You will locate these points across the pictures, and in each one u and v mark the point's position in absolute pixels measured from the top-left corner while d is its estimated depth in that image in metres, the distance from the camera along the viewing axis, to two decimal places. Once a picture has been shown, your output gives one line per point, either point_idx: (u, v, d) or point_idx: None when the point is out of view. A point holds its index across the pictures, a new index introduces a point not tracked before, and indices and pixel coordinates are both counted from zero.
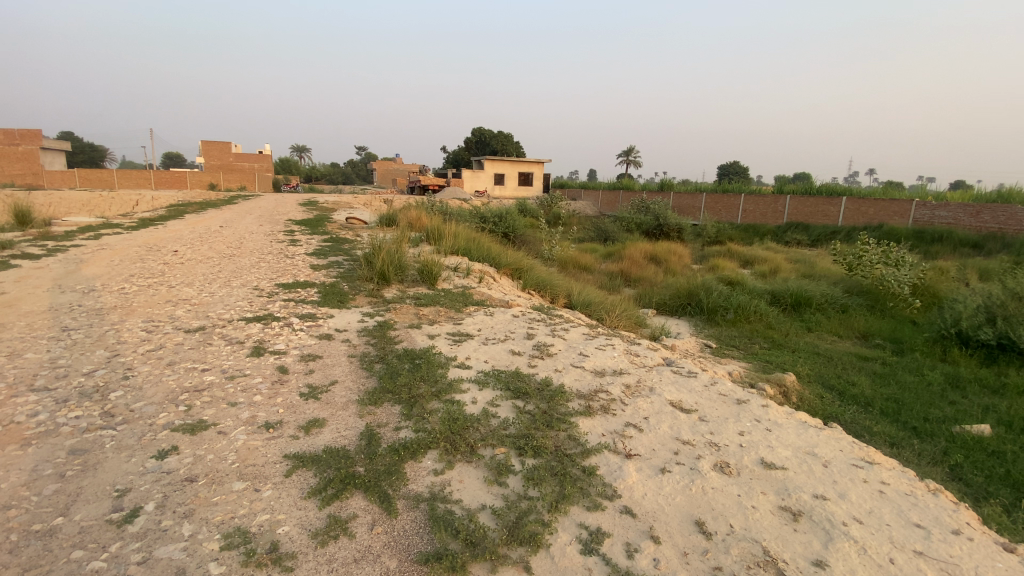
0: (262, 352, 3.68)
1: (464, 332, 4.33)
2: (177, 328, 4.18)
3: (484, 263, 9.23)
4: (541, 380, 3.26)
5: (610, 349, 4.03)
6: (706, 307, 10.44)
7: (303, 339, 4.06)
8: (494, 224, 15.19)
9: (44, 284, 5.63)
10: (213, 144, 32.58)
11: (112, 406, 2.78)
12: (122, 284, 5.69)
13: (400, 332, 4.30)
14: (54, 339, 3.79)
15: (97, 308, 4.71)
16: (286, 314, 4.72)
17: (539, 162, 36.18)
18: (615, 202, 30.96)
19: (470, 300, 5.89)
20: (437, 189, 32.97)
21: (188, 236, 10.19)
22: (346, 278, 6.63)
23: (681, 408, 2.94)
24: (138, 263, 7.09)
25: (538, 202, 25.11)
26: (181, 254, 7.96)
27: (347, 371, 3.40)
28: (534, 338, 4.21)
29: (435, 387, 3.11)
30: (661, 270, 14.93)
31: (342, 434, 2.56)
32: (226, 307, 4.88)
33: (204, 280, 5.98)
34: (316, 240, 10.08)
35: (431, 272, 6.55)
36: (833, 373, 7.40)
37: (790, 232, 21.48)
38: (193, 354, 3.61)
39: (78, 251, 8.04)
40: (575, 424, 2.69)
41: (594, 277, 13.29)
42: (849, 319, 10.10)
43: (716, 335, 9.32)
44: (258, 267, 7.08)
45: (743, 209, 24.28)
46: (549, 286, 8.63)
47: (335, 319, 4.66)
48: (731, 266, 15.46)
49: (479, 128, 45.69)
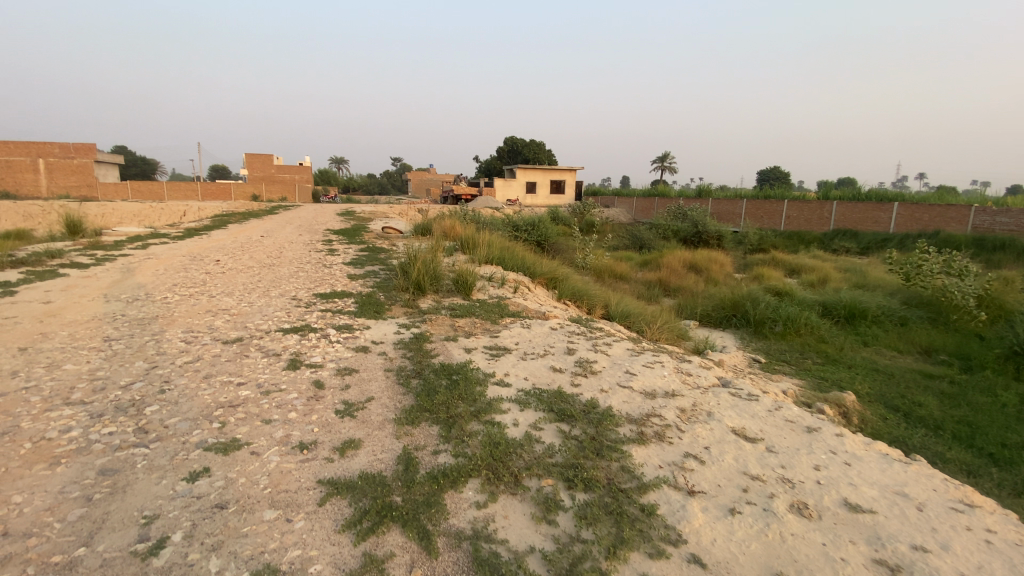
0: (298, 365, 3.59)
1: (502, 346, 4.14)
2: (215, 339, 4.16)
3: (519, 272, 9.05)
4: (586, 401, 3.04)
5: (659, 367, 3.76)
6: (753, 319, 9.96)
7: (339, 351, 3.96)
8: (528, 232, 15.02)
9: (92, 294, 5.79)
10: (257, 156, 33.91)
11: (147, 422, 2.72)
12: (165, 294, 5.79)
13: (437, 345, 4.15)
14: (96, 350, 3.82)
15: (140, 318, 4.76)
16: (323, 325, 4.65)
17: (572, 170, 35.93)
18: (650, 209, 30.33)
19: (507, 311, 5.70)
20: (470, 198, 33.15)
21: (231, 246, 10.44)
22: (382, 287, 6.57)
23: (745, 437, 2.66)
24: (182, 272, 7.24)
25: (571, 210, 24.86)
26: (223, 263, 8.12)
27: (383, 387, 3.26)
28: (576, 353, 3.98)
29: (474, 406, 2.93)
30: (701, 279, 14.42)
31: (378, 457, 2.40)
32: (264, 317, 4.86)
33: (243, 290, 6.03)
34: (352, 249, 10.17)
35: (466, 282, 6.40)
36: (896, 393, 6.80)
37: (838, 240, 20.47)
38: (229, 366, 3.56)
39: (126, 260, 8.32)
40: (628, 453, 2.46)
41: (631, 287, 12.93)
42: (910, 333, 9.40)
43: (764, 349, 8.86)
44: (296, 276, 7.12)
45: (786, 215, 23.31)
46: (586, 296, 8.37)
47: (371, 330, 4.56)
48: (777, 275, 14.78)
49: (512, 137, 45.96)
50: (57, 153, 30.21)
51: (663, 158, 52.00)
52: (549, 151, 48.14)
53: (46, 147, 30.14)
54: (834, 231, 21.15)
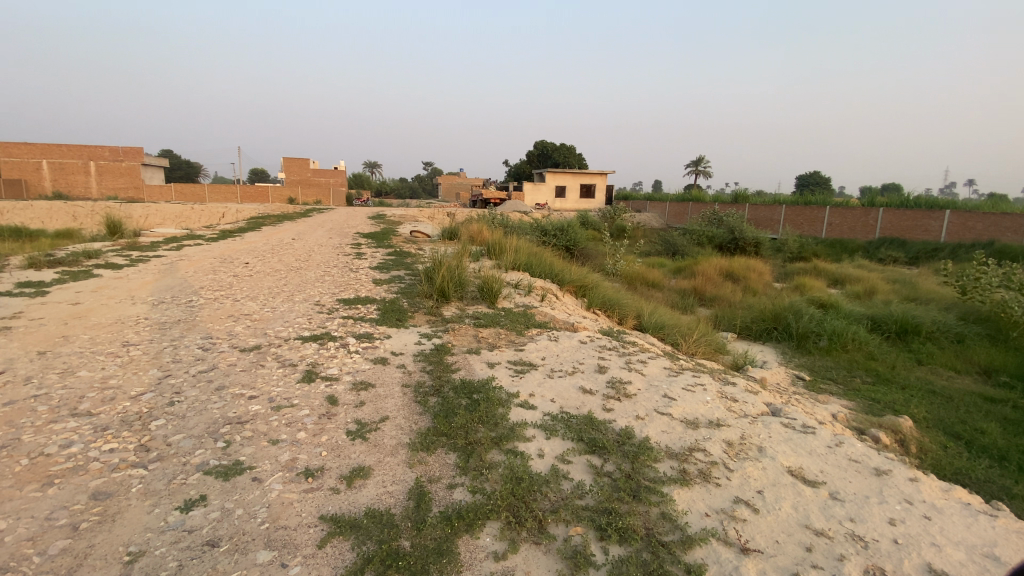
0: (312, 377, 3.41)
1: (527, 361, 3.87)
2: (232, 346, 4.04)
3: (547, 279, 8.77)
4: (620, 430, 2.76)
5: (700, 391, 3.44)
6: (795, 332, 9.43)
7: (357, 362, 3.77)
8: (557, 237, 14.72)
9: (120, 295, 5.81)
10: (293, 160, 34.73)
11: (150, 439, 2.57)
12: (190, 297, 5.77)
13: (458, 358, 3.92)
14: (112, 356, 3.74)
15: (161, 322, 4.71)
16: (343, 333, 4.49)
17: (603, 174, 35.39)
18: (683, 215, 29.55)
19: (533, 321, 5.44)
20: (499, 202, 33.04)
21: (261, 249, 10.52)
22: (406, 294, 6.40)
23: (804, 480, 2.36)
24: (210, 275, 7.26)
25: (601, 215, 24.42)
26: (251, 266, 8.14)
27: (399, 405, 3.04)
28: (608, 372, 3.69)
29: (496, 431, 2.67)
30: (738, 288, 13.82)
31: (388, 490, 2.17)
32: (284, 324, 4.74)
33: (267, 294, 5.95)
34: (380, 253, 10.10)
35: (492, 289, 6.17)
36: (956, 418, 6.19)
37: (884, 249, 19.42)
38: (242, 377, 3.41)
39: (158, 262, 8.43)
40: (668, 496, 2.17)
41: (663, 295, 12.48)
42: (969, 351, 8.69)
43: (807, 366, 8.34)
44: (321, 280, 7.04)
45: (828, 223, 22.30)
46: (617, 305, 8.04)
47: (391, 340, 4.37)
48: (819, 285, 14.04)
49: (542, 142, 45.82)
50: (106, 156, 31.59)
51: (697, 162, 50.76)
52: (580, 155, 47.80)
53: (96, 151, 31.55)
54: (880, 239, 20.10)
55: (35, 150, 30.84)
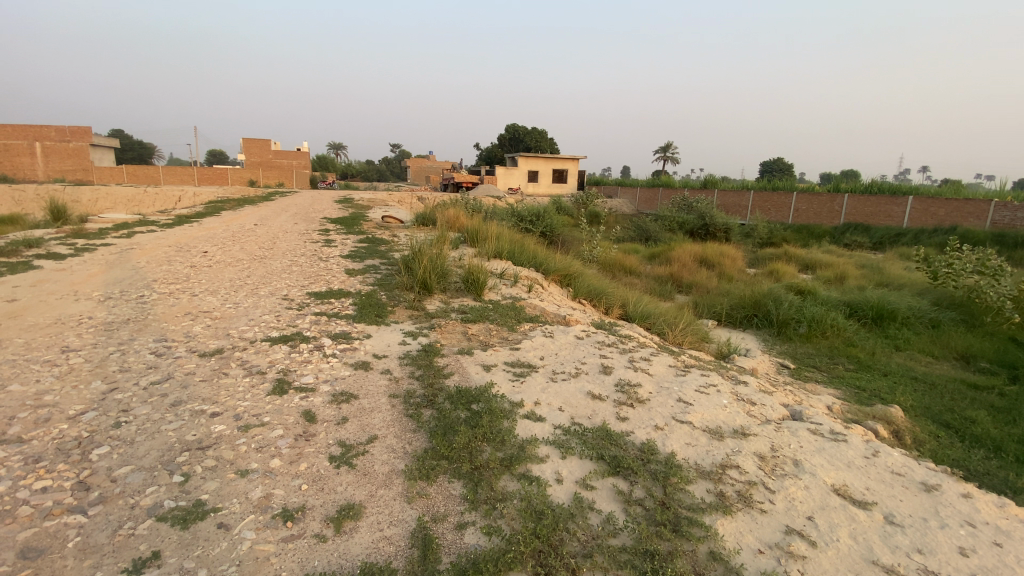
0: (285, 389, 2.98)
1: (527, 362, 3.53)
2: (191, 351, 3.56)
3: (529, 267, 8.43)
4: (641, 444, 2.46)
5: (714, 392, 3.20)
6: (776, 319, 9.41)
7: (336, 368, 3.35)
8: (534, 223, 14.38)
9: (61, 290, 5.16)
10: (254, 141, 33.04)
11: (90, 474, 2.12)
12: (143, 291, 5.17)
13: (449, 360, 3.55)
14: (48, 364, 3.21)
15: (108, 322, 4.15)
16: (317, 333, 4.04)
17: (575, 159, 35.09)
18: (655, 200, 29.62)
19: (523, 315, 5.10)
20: (471, 186, 32.40)
21: (221, 236, 9.79)
22: (383, 285, 5.95)
23: (855, 501, 2.18)
24: (165, 266, 6.60)
25: (574, 199, 24.15)
26: (211, 255, 7.49)
27: (388, 421, 2.65)
28: (615, 373, 3.39)
29: (504, 451, 2.34)
30: (714, 274, 13.84)
31: (385, 536, 1.82)
32: (250, 323, 4.25)
33: (230, 288, 5.41)
34: (351, 240, 9.55)
35: (477, 281, 5.80)
36: (943, 406, 6.22)
37: (849, 234, 19.89)
38: (204, 390, 2.95)
39: (106, 251, 7.67)
40: (713, 528, 1.89)
41: (643, 282, 12.34)
42: (942, 336, 8.85)
43: (790, 354, 8.31)
44: (290, 271, 6.51)
45: (795, 208, 22.69)
46: (602, 295, 7.78)
47: (372, 340, 3.95)
48: (792, 270, 14.20)
49: (513, 126, 45.19)
50: (51, 136, 29.34)
51: (666, 148, 51.18)
52: (551, 140, 47.38)
53: (41, 131, 29.29)
54: (845, 225, 20.58)
55: None
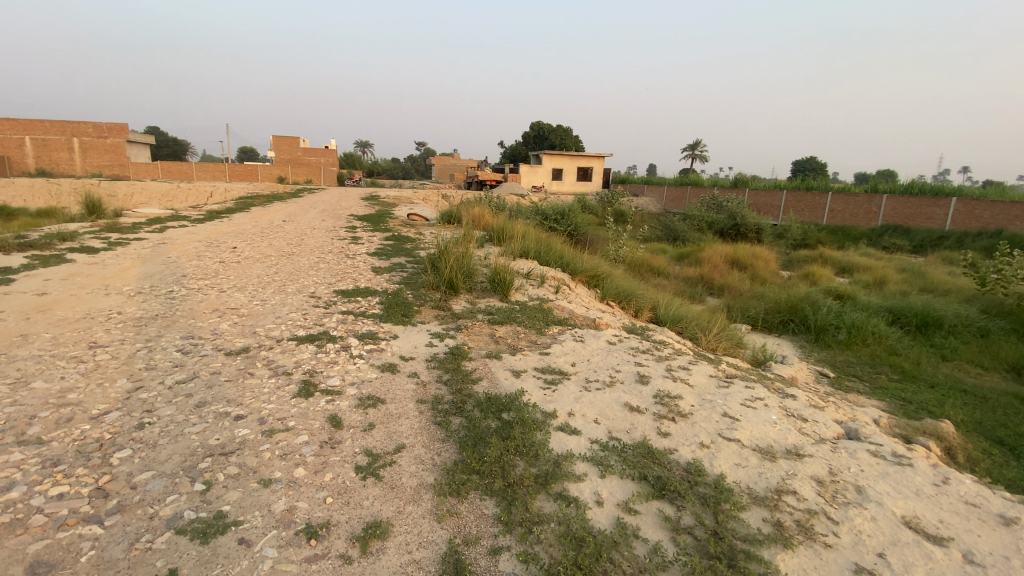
0: (311, 392, 2.88)
1: (558, 368, 3.37)
2: (217, 349, 3.51)
3: (556, 267, 8.26)
4: (687, 464, 2.28)
5: (761, 407, 3.00)
6: (814, 325, 9.02)
7: (362, 370, 3.25)
8: (559, 222, 14.19)
9: (92, 284, 5.22)
10: (283, 139, 33.60)
11: (109, 480, 2.05)
12: (172, 286, 5.20)
13: (477, 365, 3.41)
14: (74, 361, 3.19)
15: (137, 318, 4.16)
16: (343, 333, 3.95)
17: (601, 157, 34.67)
18: (682, 199, 29.03)
19: (551, 317, 4.94)
20: (495, 184, 32.32)
21: (250, 231, 9.88)
22: (409, 284, 5.86)
23: (929, 535, 1.99)
24: (194, 261, 6.66)
25: (600, 198, 23.83)
26: (240, 251, 7.54)
27: (416, 428, 2.53)
28: (653, 383, 3.21)
29: (538, 467, 2.19)
30: (746, 277, 13.42)
31: (414, 560, 1.69)
32: (276, 320, 4.20)
33: (257, 285, 5.39)
34: (377, 238, 9.53)
35: (504, 281, 5.65)
36: (998, 422, 5.82)
37: (887, 236, 19.11)
38: (228, 391, 2.88)
39: (138, 246, 7.79)
40: (774, 565, 1.72)
41: (671, 284, 12.03)
42: (994, 346, 8.36)
43: (829, 362, 7.94)
44: (316, 268, 6.48)
45: (830, 209, 21.92)
46: (632, 297, 7.57)
47: (398, 341, 3.84)
48: (828, 274, 13.67)
49: (538, 123, 44.92)
50: (91, 132, 30.35)
51: (695, 146, 50.34)
52: (576, 137, 46.95)
53: (81, 127, 30.31)
54: (882, 226, 19.79)
55: (18, 126, 29.66)
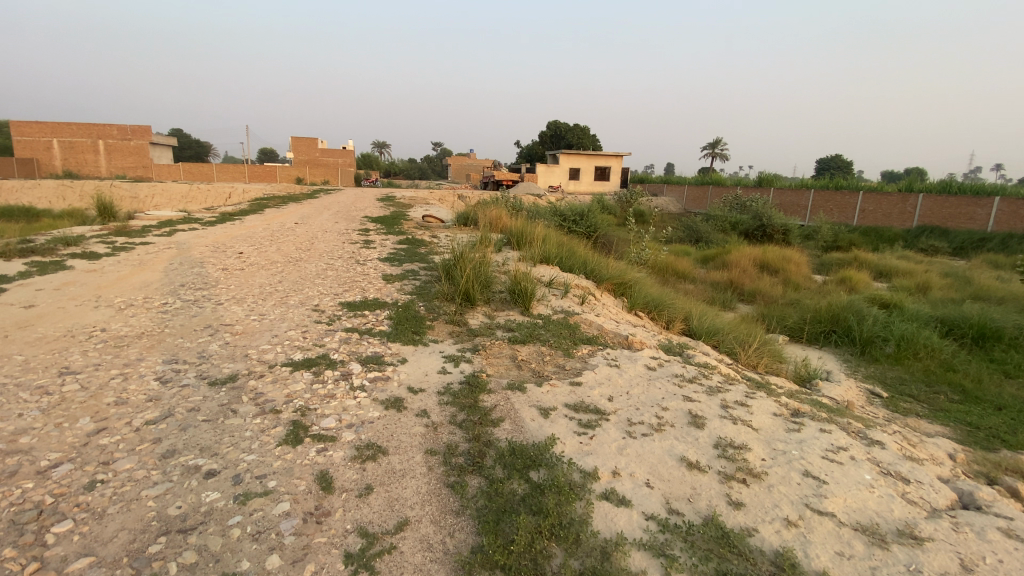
0: (300, 438, 2.40)
1: (594, 405, 2.86)
2: (200, 378, 3.05)
3: (579, 273, 7.73)
4: (775, 554, 1.77)
5: (846, 464, 2.47)
6: (859, 338, 8.36)
7: (364, 407, 2.76)
8: (577, 223, 13.64)
9: (84, 295, 4.85)
10: (301, 140, 33.66)
11: (34, 570, 1.60)
12: (167, 298, 4.81)
13: (499, 399, 2.90)
14: (37, 392, 2.76)
15: (121, 336, 3.74)
16: (345, 356, 3.47)
17: (619, 157, 33.96)
18: (704, 199, 28.18)
19: (579, 334, 4.42)
20: (512, 185, 31.86)
21: (259, 235, 9.55)
22: (422, 295, 5.38)
23: None
24: (196, 268, 6.30)
25: (618, 198, 23.16)
26: (246, 256, 7.17)
27: (423, 494, 2.03)
28: (709, 428, 2.68)
29: (581, 560, 1.69)
30: (776, 281, 12.71)
31: None
32: (273, 340, 3.75)
33: (258, 296, 4.97)
34: (390, 241, 9.11)
35: (525, 291, 5.14)
36: None
37: (924, 238, 18.14)
38: (204, 435, 2.41)
39: (142, 250, 7.49)
40: None
41: (699, 290, 11.40)
42: None
43: (878, 379, 7.26)
44: (323, 276, 6.05)
45: (861, 209, 20.93)
46: (662, 306, 7.02)
47: (406, 367, 3.35)
48: (866, 279, 12.89)
49: (555, 122, 44.45)
50: (114, 134, 30.70)
51: (716, 144, 49.32)
52: (594, 136, 46.32)
53: (105, 129, 30.63)
54: (918, 227, 18.80)
55: (45, 128, 30.15)
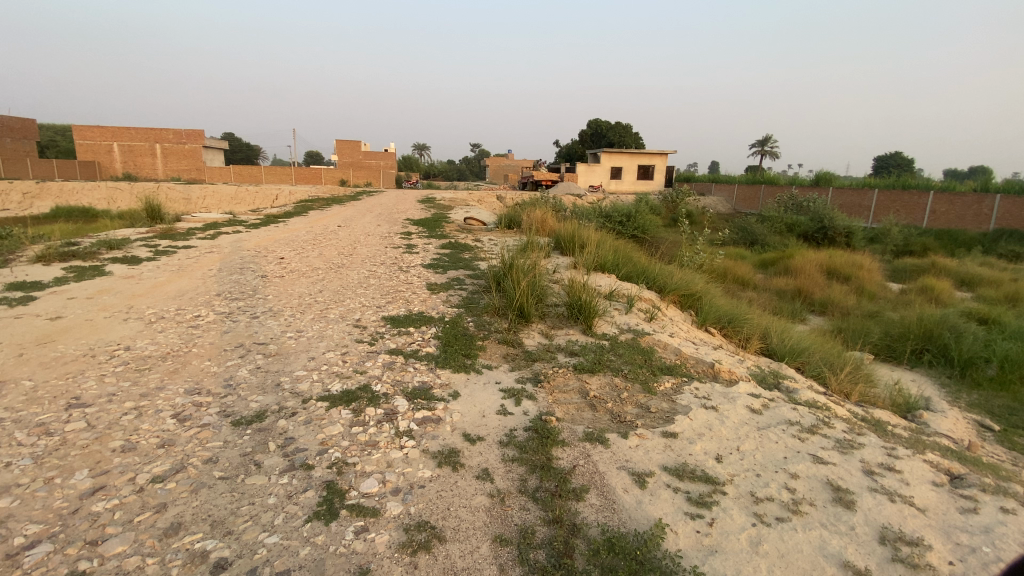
0: (336, 511, 1.89)
1: (702, 472, 2.26)
2: (222, 417, 2.60)
3: (637, 283, 7.07)
4: None
5: None
6: (959, 358, 7.31)
7: (412, 463, 2.22)
8: (625, 225, 12.88)
9: (116, 306, 4.58)
10: (345, 142, 34.10)
11: None
12: (200, 310, 4.46)
13: (579, 457, 2.31)
14: (37, 433, 2.37)
15: (144, 357, 3.37)
16: (388, 388, 2.95)
17: (663, 154, 32.70)
18: (754, 199, 26.65)
19: (656, 362, 3.77)
20: (552, 184, 31.14)
21: (301, 238, 9.30)
22: (470, 308, 4.85)
23: None
24: (234, 275, 6.00)
25: (663, 198, 22.16)
26: (286, 262, 6.87)
27: None
28: (864, 511, 2.04)
29: None
30: (847, 290, 11.60)
31: None
32: (310, 363, 3.29)
33: (296, 308, 4.57)
34: (432, 246, 8.67)
35: (587, 307, 4.52)
36: None
37: (1006, 242, 16.40)
38: (218, 503, 1.94)
39: (184, 255, 7.31)
40: None
41: (762, 299, 10.47)
42: None
43: (982, 409, 6.20)
44: (365, 285, 5.62)
45: (932, 210, 19.13)
46: (734, 322, 6.28)
47: (461, 404, 2.80)
48: (950, 288, 11.59)
49: (595, 121, 43.48)
50: (171, 138, 31.93)
51: (764, 140, 46.93)
52: (635, 135, 45.08)
53: (162, 133, 31.81)
54: (1000, 230, 17.03)
55: (108, 133, 31.63)
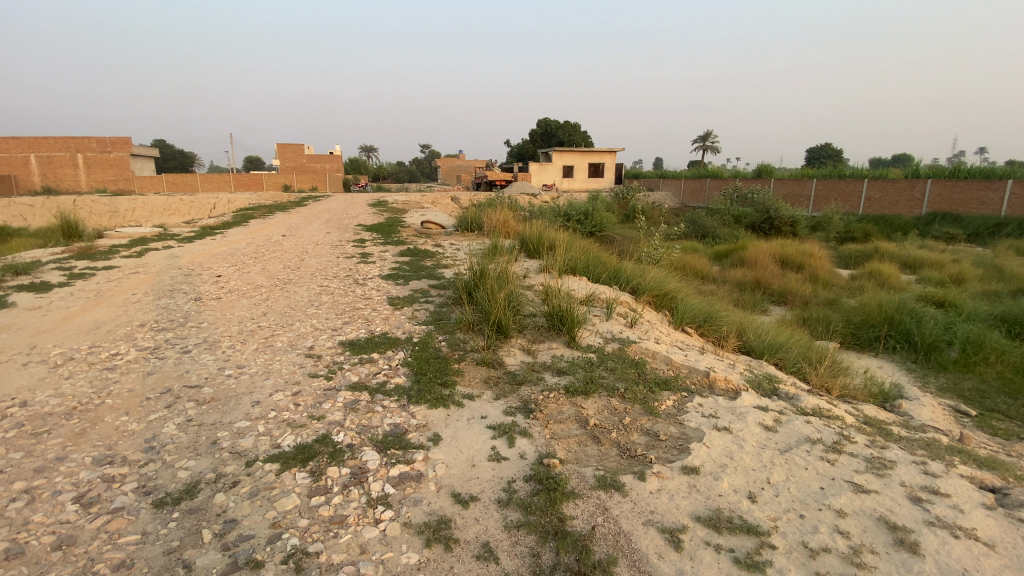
0: None
1: (740, 520, 1.92)
2: (142, 495, 2.03)
3: (608, 284, 6.79)
4: None
5: None
6: (920, 343, 7.45)
7: (393, 546, 1.76)
8: (584, 223, 12.67)
9: (13, 346, 3.80)
10: (287, 146, 32.48)
11: None
12: (120, 347, 3.76)
13: (595, 515, 1.91)
14: None
15: (43, 415, 2.71)
16: (353, 437, 2.45)
17: (611, 152, 33.01)
18: (701, 192, 27.26)
19: (651, 376, 3.43)
20: (505, 184, 30.79)
21: (243, 251, 8.48)
22: (440, 324, 4.38)
23: None
24: (164, 299, 5.25)
25: (616, 194, 22.25)
26: (225, 281, 6.13)
27: None
28: (932, 559, 1.76)
29: None
30: (803, 278, 11.84)
31: None
32: (256, 410, 2.73)
33: (238, 337, 3.95)
34: (388, 254, 8.09)
35: (569, 317, 4.14)
36: None
37: (936, 225, 17.37)
38: None
39: (103, 277, 6.41)
40: None
41: (725, 291, 10.49)
42: None
43: (954, 393, 6.29)
44: (317, 304, 5.02)
45: (867, 197, 20.06)
46: (710, 321, 6.09)
47: (443, 452, 2.35)
48: (896, 272, 12.04)
49: (545, 120, 43.49)
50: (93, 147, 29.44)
51: (705, 135, 48.39)
52: (584, 134, 45.46)
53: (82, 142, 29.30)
54: (930, 214, 18.03)
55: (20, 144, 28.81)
